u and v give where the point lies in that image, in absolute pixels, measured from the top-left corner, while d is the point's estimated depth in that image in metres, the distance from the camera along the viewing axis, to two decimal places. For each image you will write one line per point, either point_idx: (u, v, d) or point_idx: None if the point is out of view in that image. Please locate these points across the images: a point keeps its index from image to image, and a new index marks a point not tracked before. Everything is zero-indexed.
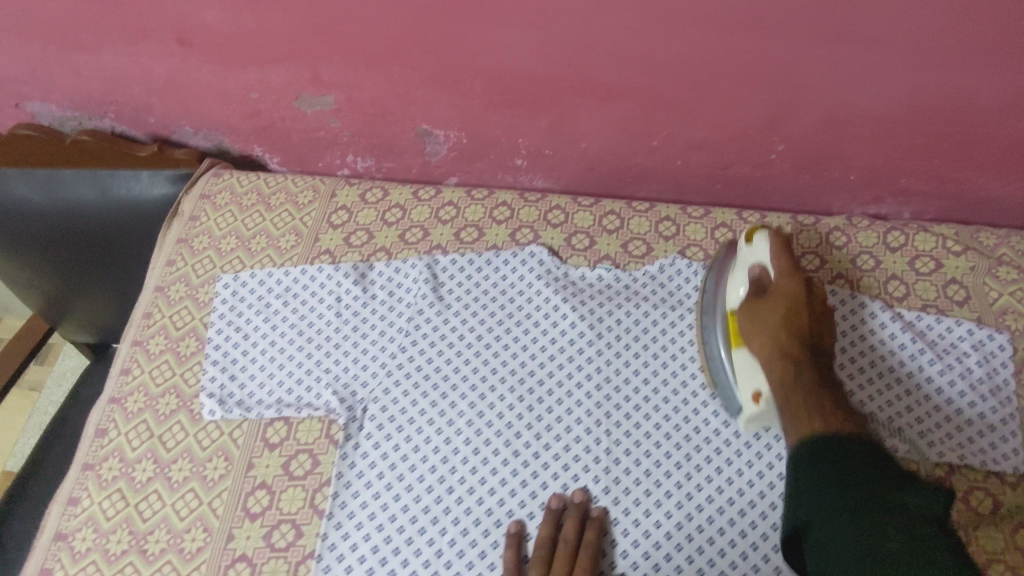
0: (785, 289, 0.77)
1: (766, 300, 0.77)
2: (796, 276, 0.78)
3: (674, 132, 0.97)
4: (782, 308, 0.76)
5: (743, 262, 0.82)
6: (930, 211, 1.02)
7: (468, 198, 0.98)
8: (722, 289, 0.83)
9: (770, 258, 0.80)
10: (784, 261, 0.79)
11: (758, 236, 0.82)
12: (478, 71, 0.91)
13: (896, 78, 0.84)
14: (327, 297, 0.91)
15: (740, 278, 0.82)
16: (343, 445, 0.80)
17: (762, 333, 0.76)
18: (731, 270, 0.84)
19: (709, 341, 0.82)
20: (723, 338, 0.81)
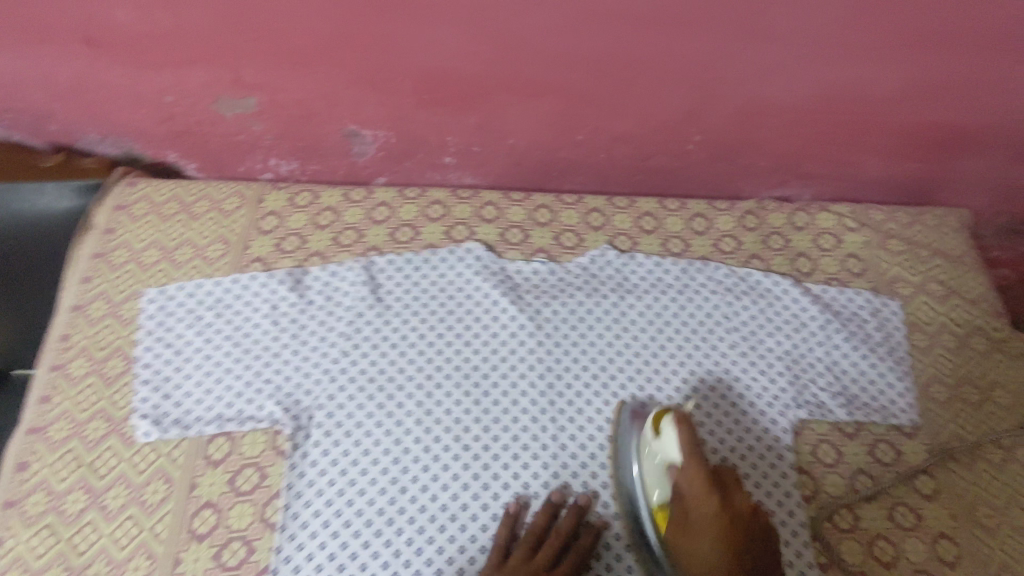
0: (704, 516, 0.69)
1: (688, 520, 0.70)
2: (710, 480, 0.70)
3: (598, 126, 1.00)
4: (705, 522, 0.69)
5: (655, 466, 0.75)
6: (828, 193, 1.12)
7: (400, 198, 1.01)
8: (637, 463, 0.78)
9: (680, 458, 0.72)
10: (689, 441, 0.72)
11: (664, 424, 0.75)
12: (406, 70, 0.92)
13: (804, 73, 0.89)
14: (262, 306, 0.90)
15: (656, 479, 0.74)
16: (291, 455, 0.80)
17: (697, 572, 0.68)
18: (641, 458, 0.77)
19: (639, 534, 0.75)
20: (654, 537, 0.74)
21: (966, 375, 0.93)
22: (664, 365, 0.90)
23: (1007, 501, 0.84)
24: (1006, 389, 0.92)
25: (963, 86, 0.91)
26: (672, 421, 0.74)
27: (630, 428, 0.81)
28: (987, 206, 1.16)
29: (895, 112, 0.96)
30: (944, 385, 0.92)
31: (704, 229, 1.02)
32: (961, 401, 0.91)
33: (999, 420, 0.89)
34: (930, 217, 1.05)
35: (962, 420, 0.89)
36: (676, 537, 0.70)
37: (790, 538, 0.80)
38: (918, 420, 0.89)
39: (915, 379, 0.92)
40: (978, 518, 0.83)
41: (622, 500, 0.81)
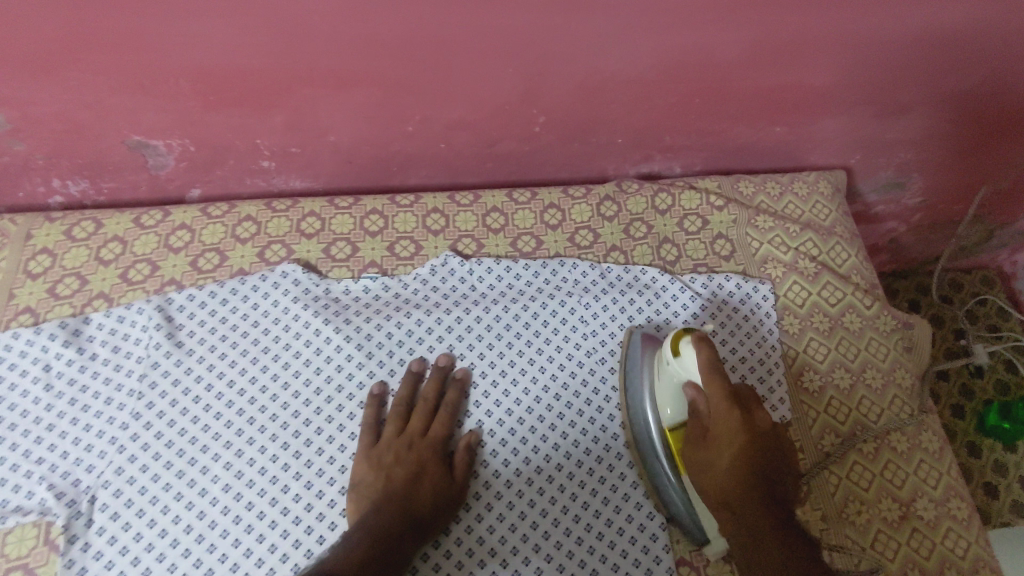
0: (722, 424, 0.69)
1: (710, 441, 0.70)
2: (732, 403, 0.69)
3: (427, 115, 0.88)
4: (728, 438, 0.69)
5: (670, 383, 0.72)
6: (697, 163, 1.05)
7: (204, 217, 0.86)
8: (654, 396, 0.75)
9: (697, 372, 0.70)
10: (711, 372, 0.69)
11: (684, 348, 0.71)
12: (177, 70, 0.77)
13: (640, 43, 0.81)
14: (32, 369, 0.76)
15: (672, 394, 0.72)
16: (68, 550, 0.69)
17: (709, 473, 0.70)
18: (658, 378, 0.75)
19: (653, 470, 0.74)
20: (669, 469, 0.73)
21: (839, 360, 0.87)
22: (515, 383, 0.81)
23: (877, 492, 0.80)
24: (878, 368, 0.87)
25: (814, 43, 0.85)
26: (694, 344, 0.70)
27: (646, 355, 0.79)
28: (859, 164, 1.10)
29: (749, 75, 0.89)
30: (816, 372, 0.86)
31: (558, 221, 0.91)
32: (834, 387, 0.85)
33: (870, 404, 0.85)
34: (802, 184, 0.98)
35: (833, 408, 0.84)
36: (691, 462, 0.71)
37: (649, 564, 0.74)
38: (789, 414, 0.83)
39: (787, 368, 0.86)
40: (849, 518, 0.78)
41: (466, 546, 0.73)
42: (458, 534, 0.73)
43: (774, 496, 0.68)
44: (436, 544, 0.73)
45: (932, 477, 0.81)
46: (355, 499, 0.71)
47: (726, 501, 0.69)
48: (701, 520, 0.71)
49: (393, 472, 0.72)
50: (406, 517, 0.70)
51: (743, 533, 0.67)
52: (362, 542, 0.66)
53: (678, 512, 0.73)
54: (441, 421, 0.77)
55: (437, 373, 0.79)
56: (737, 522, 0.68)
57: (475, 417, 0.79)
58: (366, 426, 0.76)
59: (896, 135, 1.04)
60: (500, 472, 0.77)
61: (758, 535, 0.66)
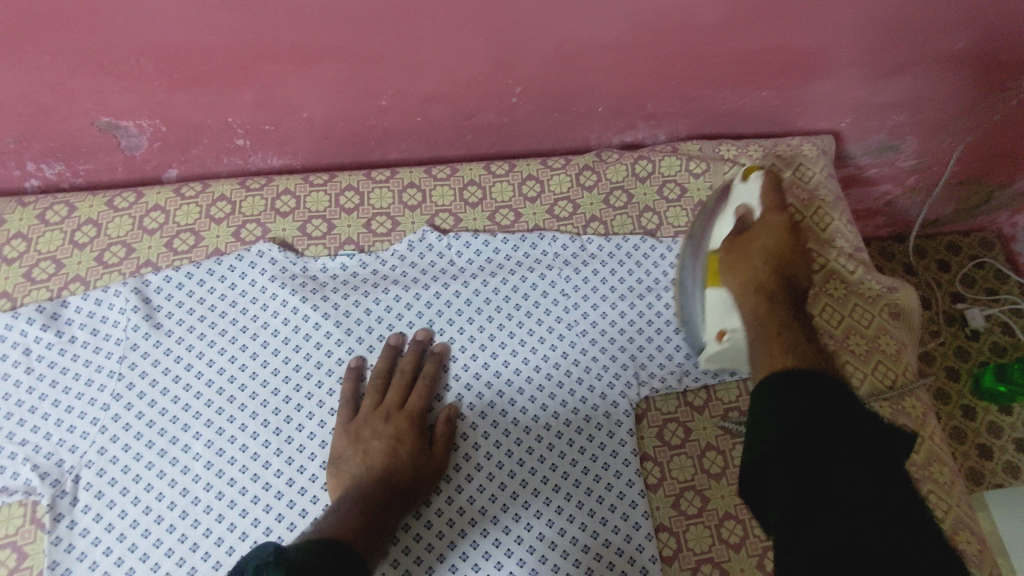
0: (772, 221, 0.75)
1: (750, 236, 0.75)
2: (780, 212, 0.76)
3: (400, 89, 0.87)
4: (763, 242, 0.74)
5: (734, 201, 0.79)
6: (682, 129, 1.03)
7: (177, 197, 0.85)
8: (714, 219, 0.81)
9: (758, 199, 0.77)
10: (772, 198, 0.77)
11: (753, 177, 0.79)
12: (138, 49, 0.75)
13: (612, 6, 0.79)
14: (13, 352, 0.76)
15: (727, 214, 0.79)
16: (53, 529, 0.69)
17: (740, 264, 0.74)
18: (721, 215, 0.80)
19: (686, 275, 0.81)
20: (698, 276, 0.79)
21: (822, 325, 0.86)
22: (494, 356, 0.81)
23: None
24: (862, 334, 0.86)
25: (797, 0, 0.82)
26: (762, 175, 0.79)
27: (713, 198, 0.83)
28: (848, 127, 1.08)
29: (729, 37, 0.86)
30: None
31: (537, 193, 0.90)
32: None
33: (854, 370, 0.84)
34: (785, 148, 0.96)
35: None
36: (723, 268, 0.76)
37: (630, 530, 0.74)
38: None
39: None
40: None
41: (446, 516, 0.74)
42: (438, 505, 0.74)
43: (793, 292, 0.73)
44: (417, 515, 0.73)
45: (914, 441, 0.81)
46: (335, 473, 0.71)
47: (755, 287, 0.72)
48: (706, 331, 0.78)
49: (372, 446, 0.73)
50: (387, 489, 0.70)
51: (765, 309, 0.70)
52: (352, 513, 0.67)
53: (689, 321, 0.80)
54: (418, 394, 0.77)
55: (414, 347, 0.79)
56: (755, 292, 0.72)
57: (454, 390, 0.79)
58: (345, 402, 0.76)
59: (886, 96, 1.02)
60: (480, 443, 0.77)
61: (767, 293, 0.71)
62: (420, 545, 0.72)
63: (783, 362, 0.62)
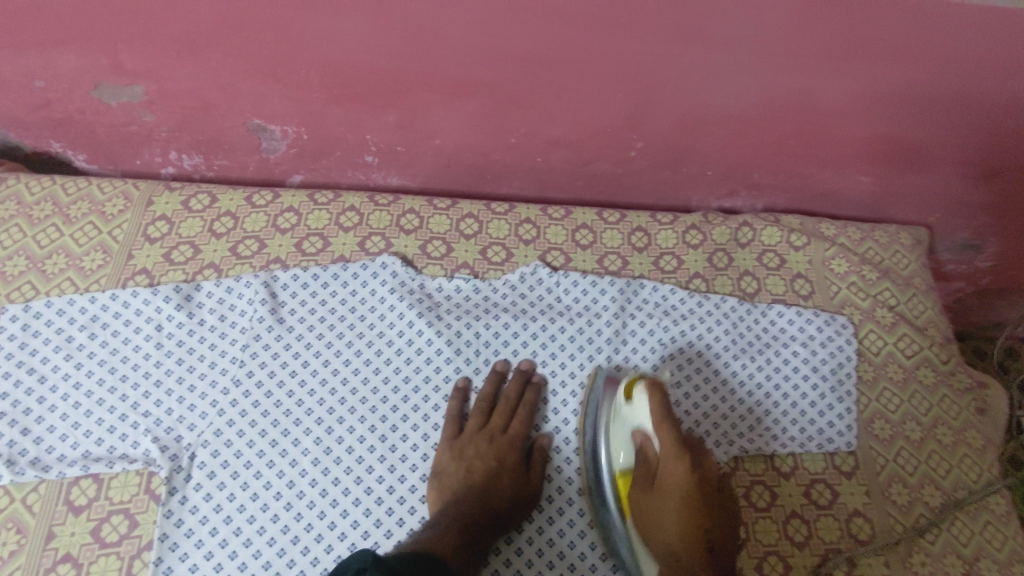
0: (671, 474, 0.70)
1: (655, 494, 0.72)
2: (677, 447, 0.70)
3: (531, 130, 0.92)
4: (673, 501, 0.70)
5: (623, 427, 0.76)
6: (780, 203, 1.07)
7: (310, 202, 0.90)
8: (608, 436, 0.78)
9: (650, 426, 0.73)
10: (665, 426, 0.71)
11: (639, 390, 0.74)
12: (310, 63, 0.82)
13: (748, 81, 0.84)
14: (145, 327, 0.80)
15: (621, 442, 0.76)
16: (167, 501, 0.72)
17: (652, 510, 0.71)
18: (612, 423, 0.78)
19: (597, 501, 0.76)
20: (613, 500, 0.75)
21: (912, 412, 0.88)
22: None
23: (943, 547, 0.80)
24: (948, 425, 0.87)
25: (923, 101, 0.87)
26: (645, 388, 0.74)
27: (604, 386, 0.80)
28: (938, 222, 1.11)
29: (849, 124, 0.91)
30: (887, 421, 0.87)
31: (644, 244, 0.94)
32: (905, 438, 0.86)
33: (939, 460, 0.85)
34: (883, 234, 1.00)
35: (902, 459, 0.85)
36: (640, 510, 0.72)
37: None
38: (855, 445, 0.85)
39: (858, 415, 0.87)
40: (913, 567, 0.79)
41: (536, 545, 0.75)
42: (529, 533, 0.75)
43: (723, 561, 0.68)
44: (507, 540, 0.75)
45: (996, 537, 0.81)
46: (437, 487, 0.74)
47: (681, 532, 0.69)
48: (633, 556, 0.73)
49: (475, 466, 0.75)
50: (486, 510, 0.72)
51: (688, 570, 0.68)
52: (452, 530, 0.69)
53: (609, 538, 0.75)
54: (520, 421, 0.79)
55: (518, 376, 0.82)
56: (700, 545, 0.68)
57: (552, 422, 0.81)
58: (451, 418, 0.79)
59: (983, 198, 1.05)
60: (573, 479, 0.79)
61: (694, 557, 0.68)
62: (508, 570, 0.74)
63: None
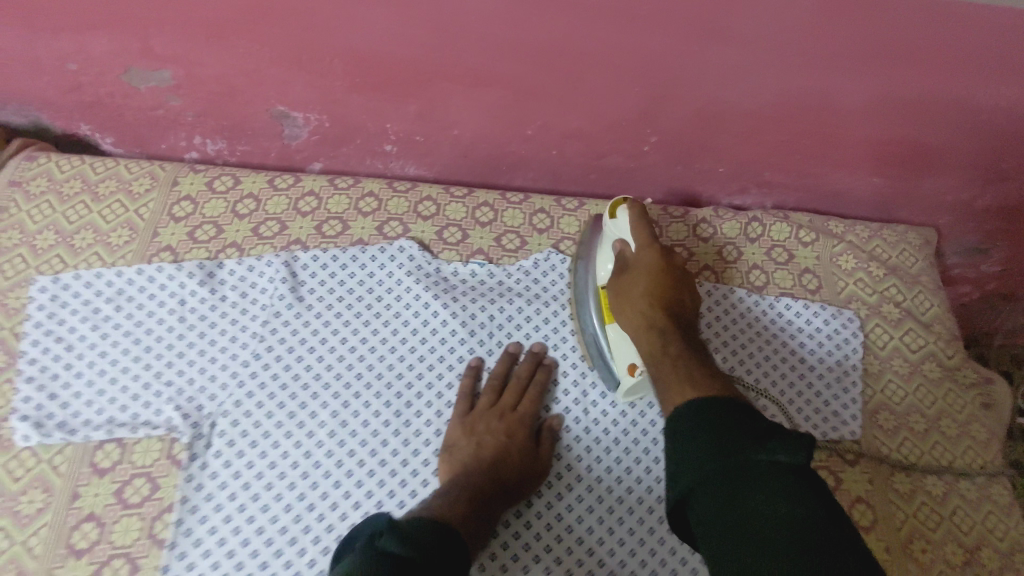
0: (645, 262, 0.76)
1: (629, 278, 0.78)
2: (652, 246, 0.77)
3: (547, 122, 0.94)
4: (643, 280, 0.76)
5: (608, 241, 0.81)
6: (789, 201, 1.09)
7: (331, 187, 0.93)
8: (595, 253, 0.84)
9: (631, 232, 0.78)
10: (642, 231, 0.78)
11: (620, 211, 0.79)
12: (335, 51, 0.84)
13: (760, 79, 0.87)
14: (169, 300, 0.82)
15: (608, 256, 0.81)
16: (187, 466, 0.74)
17: (625, 300, 0.77)
18: (600, 246, 0.83)
19: (586, 319, 0.84)
20: (596, 315, 0.82)
21: (916, 405, 0.89)
22: None
23: (944, 535, 0.81)
24: (952, 418, 0.89)
25: (932, 104, 0.89)
26: (628, 209, 0.79)
27: (594, 227, 0.87)
28: (945, 225, 1.13)
29: (859, 124, 0.93)
30: (891, 413, 0.88)
31: (655, 236, 0.97)
32: (908, 429, 0.87)
33: (942, 451, 0.86)
34: (890, 232, 1.02)
35: (906, 450, 0.86)
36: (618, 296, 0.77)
37: None
38: (859, 434, 0.87)
39: (863, 405, 0.88)
40: (914, 553, 0.80)
41: (545, 520, 0.76)
42: (539, 508, 0.77)
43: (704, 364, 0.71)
44: (517, 514, 0.76)
45: (998, 527, 0.82)
46: (448, 459, 0.75)
47: (649, 349, 0.73)
48: (615, 364, 0.80)
49: (485, 440, 0.76)
50: (496, 482, 0.73)
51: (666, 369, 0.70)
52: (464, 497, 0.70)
53: (599, 360, 0.83)
54: (532, 399, 0.81)
55: (531, 357, 0.84)
56: (659, 365, 0.71)
57: (563, 403, 0.83)
58: (463, 396, 0.80)
59: (990, 202, 1.07)
60: (582, 458, 0.80)
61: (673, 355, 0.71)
62: (517, 543, 0.75)
63: (683, 394, 0.66)
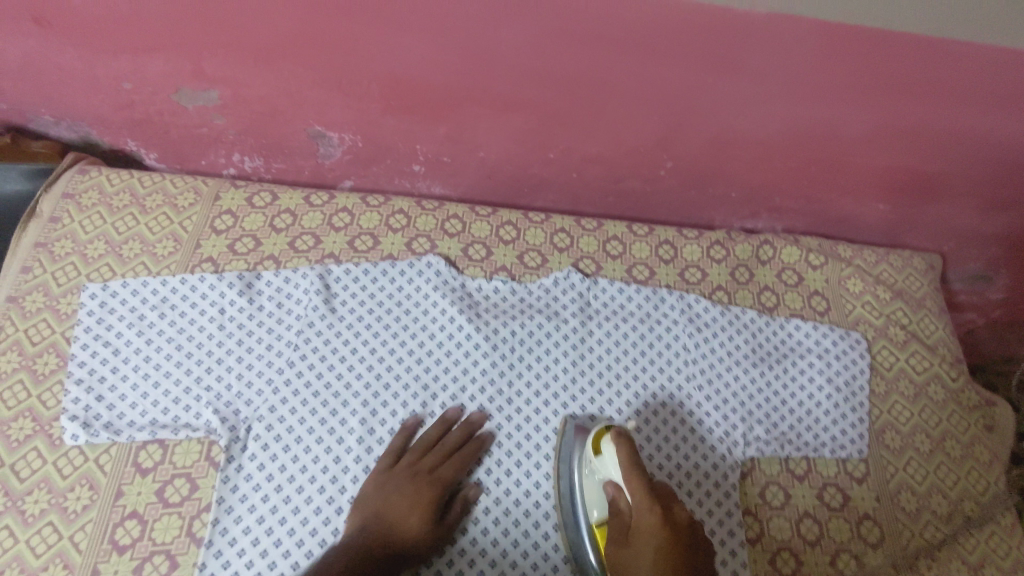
0: (645, 521, 0.68)
1: (626, 541, 0.70)
2: (649, 499, 0.69)
3: (569, 146, 0.99)
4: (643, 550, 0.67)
5: (594, 485, 0.76)
6: (799, 226, 1.13)
7: (362, 204, 0.98)
8: (581, 489, 0.77)
9: (620, 474, 0.72)
10: (635, 473, 0.71)
11: (606, 445, 0.75)
12: (373, 76, 0.90)
13: (774, 109, 0.91)
14: (209, 309, 0.87)
15: (597, 498, 0.75)
16: (225, 467, 0.78)
17: (624, 567, 0.68)
18: (583, 471, 0.78)
19: (574, 534, 0.77)
20: (590, 541, 0.75)
21: (921, 425, 0.92)
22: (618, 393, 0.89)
23: (948, 553, 0.84)
24: (956, 439, 0.92)
25: (938, 135, 0.93)
26: (614, 441, 0.74)
27: (575, 437, 0.81)
28: (951, 252, 1.17)
29: (867, 153, 0.98)
30: (898, 433, 0.92)
31: (671, 257, 1.01)
32: (914, 449, 0.91)
33: (947, 471, 0.90)
34: (897, 258, 1.05)
35: (911, 468, 0.89)
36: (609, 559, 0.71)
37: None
38: (866, 452, 0.90)
39: (870, 425, 0.92)
40: (918, 570, 0.83)
41: (551, 540, 0.79)
42: (544, 530, 0.80)
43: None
44: (524, 534, 0.79)
45: (1000, 547, 0.85)
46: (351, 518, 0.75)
47: None
48: None
49: (424, 471, 0.78)
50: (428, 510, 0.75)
51: None
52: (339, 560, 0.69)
53: None
54: (454, 465, 0.79)
55: (466, 425, 0.83)
56: None
57: (487, 468, 0.82)
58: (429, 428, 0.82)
59: (993, 229, 1.11)
60: None
61: None
62: (525, 563, 0.78)
63: None
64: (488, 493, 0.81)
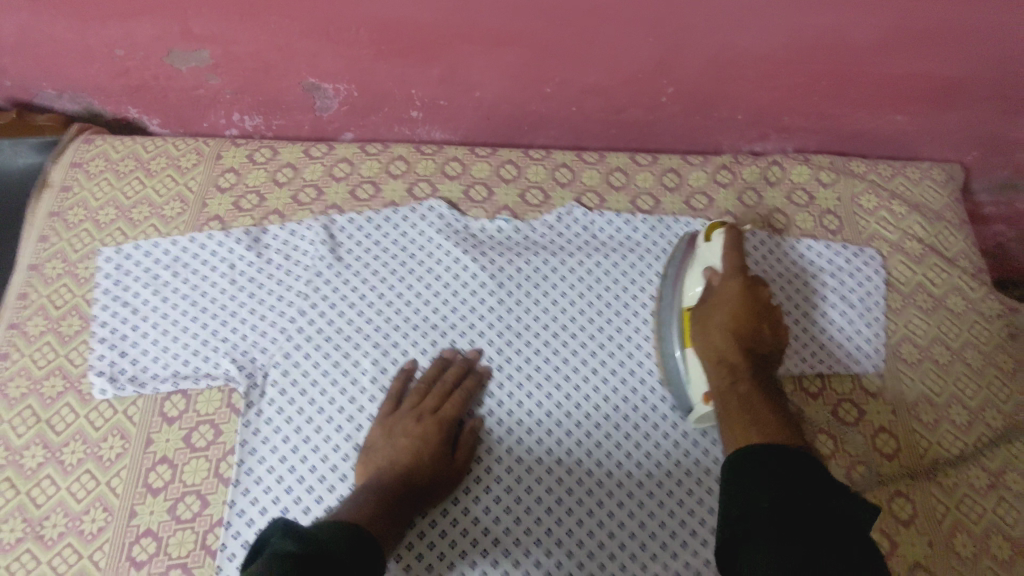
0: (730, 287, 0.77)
1: (708, 308, 0.78)
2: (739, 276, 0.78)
3: (565, 79, 0.97)
4: (725, 315, 0.77)
5: (700, 262, 0.83)
6: (811, 144, 1.09)
7: (362, 153, 0.98)
8: (684, 278, 0.85)
9: (721, 257, 0.80)
10: (733, 257, 0.79)
11: (715, 234, 0.82)
12: (360, 20, 0.89)
13: (774, 21, 0.88)
14: (220, 265, 0.89)
15: (697, 274, 0.82)
16: (246, 412, 0.81)
17: (705, 328, 0.77)
18: (690, 267, 0.84)
19: (667, 339, 0.83)
20: (678, 338, 0.81)
21: (940, 336, 0.91)
22: (627, 322, 0.88)
23: (967, 460, 0.83)
24: (977, 349, 0.90)
25: (951, 34, 0.89)
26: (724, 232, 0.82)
27: (684, 247, 0.87)
28: (975, 161, 1.11)
29: (877, 60, 0.93)
30: (915, 346, 0.90)
31: (676, 184, 0.99)
32: (932, 361, 0.89)
33: (967, 380, 0.88)
34: (914, 170, 1.02)
35: (929, 380, 0.88)
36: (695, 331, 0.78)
37: None
38: (882, 367, 0.89)
39: (886, 340, 0.90)
40: (939, 478, 0.82)
41: (566, 465, 0.80)
42: (558, 455, 0.81)
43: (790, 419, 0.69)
44: (537, 459, 0.80)
45: None
46: (364, 461, 0.76)
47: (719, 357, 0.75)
48: (692, 391, 0.79)
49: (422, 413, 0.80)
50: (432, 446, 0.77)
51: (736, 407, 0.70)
52: (368, 500, 0.72)
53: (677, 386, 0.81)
54: (454, 403, 0.81)
55: (461, 363, 0.84)
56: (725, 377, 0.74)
57: (487, 407, 0.83)
58: (434, 363, 0.84)
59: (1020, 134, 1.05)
60: (608, 396, 0.84)
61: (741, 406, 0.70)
62: (540, 487, 0.79)
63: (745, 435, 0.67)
64: (499, 425, 0.82)
